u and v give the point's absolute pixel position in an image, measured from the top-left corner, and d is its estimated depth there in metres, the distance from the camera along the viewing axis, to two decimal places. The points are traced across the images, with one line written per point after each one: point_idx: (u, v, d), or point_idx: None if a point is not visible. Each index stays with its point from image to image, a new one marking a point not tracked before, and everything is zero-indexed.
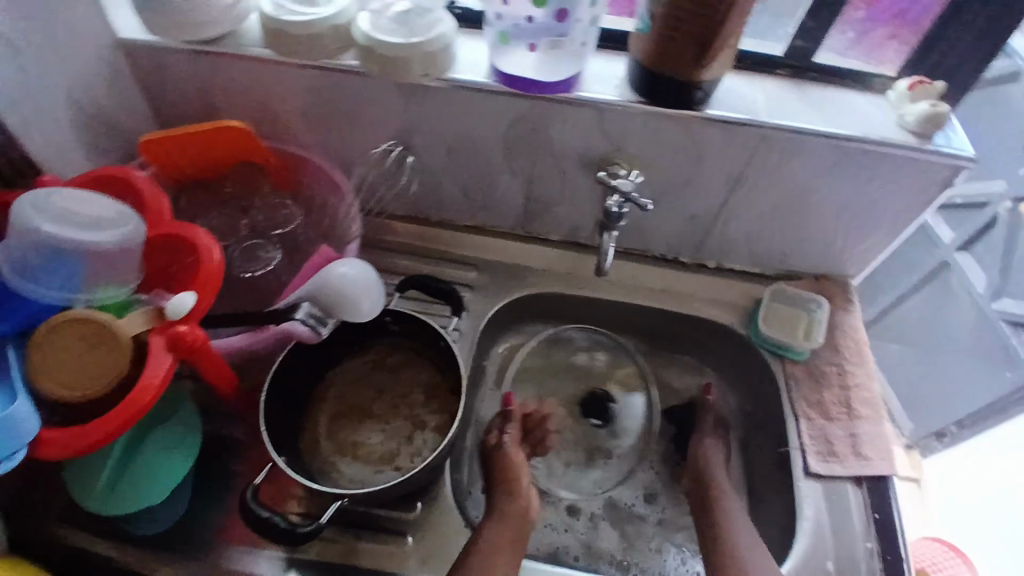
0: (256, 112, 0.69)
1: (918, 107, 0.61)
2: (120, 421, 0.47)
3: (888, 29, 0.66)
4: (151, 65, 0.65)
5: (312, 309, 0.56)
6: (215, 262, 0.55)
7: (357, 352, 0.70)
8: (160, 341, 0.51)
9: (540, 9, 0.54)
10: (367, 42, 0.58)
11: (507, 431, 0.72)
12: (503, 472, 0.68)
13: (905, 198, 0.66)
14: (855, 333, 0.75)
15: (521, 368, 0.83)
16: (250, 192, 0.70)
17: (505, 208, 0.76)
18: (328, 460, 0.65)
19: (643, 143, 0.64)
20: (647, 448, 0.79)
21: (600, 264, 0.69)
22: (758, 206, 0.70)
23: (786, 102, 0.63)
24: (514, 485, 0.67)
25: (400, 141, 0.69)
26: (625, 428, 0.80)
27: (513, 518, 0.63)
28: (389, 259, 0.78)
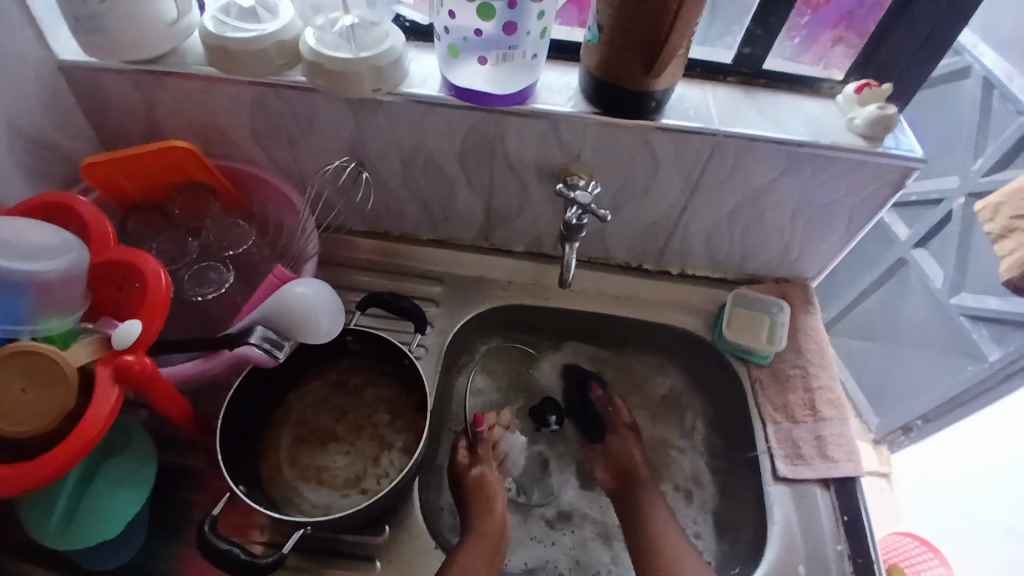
0: (206, 131, 0.67)
1: (866, 111, 0.62)
2: (64, 458, 0.45)
3: (835, 33, 0.67)
4: (95, 86, 0.63)
5: (267, 332, 0.54)
6: (162, 286, 0.53)
7: (317, 374, 0.69)
8: (107, 372, 0.49)
9: (487, 22, 0.55)
10: (314, 57, 0.57)
11: (479, 452, 0.70)
12: (476, 491, 0.67)
13: (857, 201, 0.67)
14: (817, 335, 0.76)
15: (490, 381, 0.81)
16: (199, 213, 0.68)
17: (466, 220, 0.76)
18: (291, 486, 0.63)
19: (599, 152, 0.64)
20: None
21: (563, 275, 0.68)
22: (716, 211, 0.70)
23: (737, 108, 0.64)
24: (490, 505, 0.65)
25: (354, 157, 0.68)
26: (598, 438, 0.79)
27: (491, 539, 0.62)
28: (351, 277, 0.77)
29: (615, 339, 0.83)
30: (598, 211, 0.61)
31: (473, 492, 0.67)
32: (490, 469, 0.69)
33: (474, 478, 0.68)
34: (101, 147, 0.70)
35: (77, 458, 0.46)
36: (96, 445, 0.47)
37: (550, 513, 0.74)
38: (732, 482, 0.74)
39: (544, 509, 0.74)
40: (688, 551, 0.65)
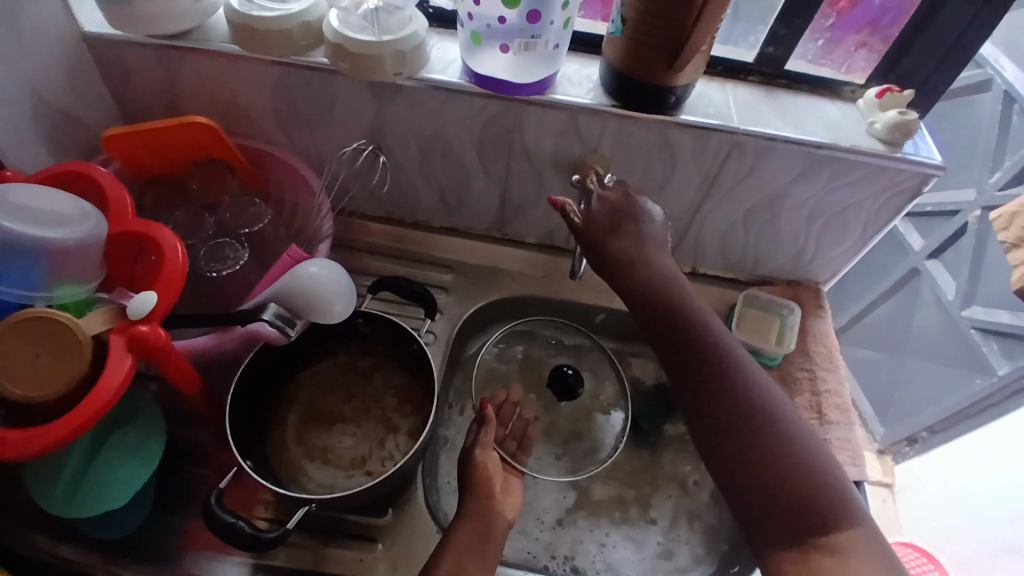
0: (226, 108, 0.68)
1: (887, 115, 0.62)
2: (75, 425, 0.46)
3: (858, 38, 0.66)
4: (118, 59, 0.64)
5: (280, 310, 0.55)
6: (179, 262, 0.54)
7: (327, 356, 0.69)
8: (120, 342, 0.50)
9: (512, 10, 0.55)
10: (336, 38, 0.57)
11: (483, 433, 0.65)
12: (477, 483, 0.61)
13: (874, 206, 0.67)
14: (826, 339, 0.76)
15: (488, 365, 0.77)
16: (215, 191, 0.69)
17: (480, 209, 0.76)
18: (296, 465, 0.63)
19: (617, 146, 0.64)
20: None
21: (573, 269, 0.72)
22: (732, 211, 0.70)
23: (757, 108, 0.64)
24: (489, 494, 0.60)
25: (372, 140, 0.68)
26: (599, 438, 0.74)
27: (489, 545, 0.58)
28: (362, 260, 0.78)
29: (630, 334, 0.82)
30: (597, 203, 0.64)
31: (474, 481, 0.61)
32: (491, 452, 0.64)
33: (475, 463, 0.62)
34: (121, 121, 0.71)
35: (86, 426, 0.46)
36: (105, 414, 0.47)
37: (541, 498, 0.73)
38: None
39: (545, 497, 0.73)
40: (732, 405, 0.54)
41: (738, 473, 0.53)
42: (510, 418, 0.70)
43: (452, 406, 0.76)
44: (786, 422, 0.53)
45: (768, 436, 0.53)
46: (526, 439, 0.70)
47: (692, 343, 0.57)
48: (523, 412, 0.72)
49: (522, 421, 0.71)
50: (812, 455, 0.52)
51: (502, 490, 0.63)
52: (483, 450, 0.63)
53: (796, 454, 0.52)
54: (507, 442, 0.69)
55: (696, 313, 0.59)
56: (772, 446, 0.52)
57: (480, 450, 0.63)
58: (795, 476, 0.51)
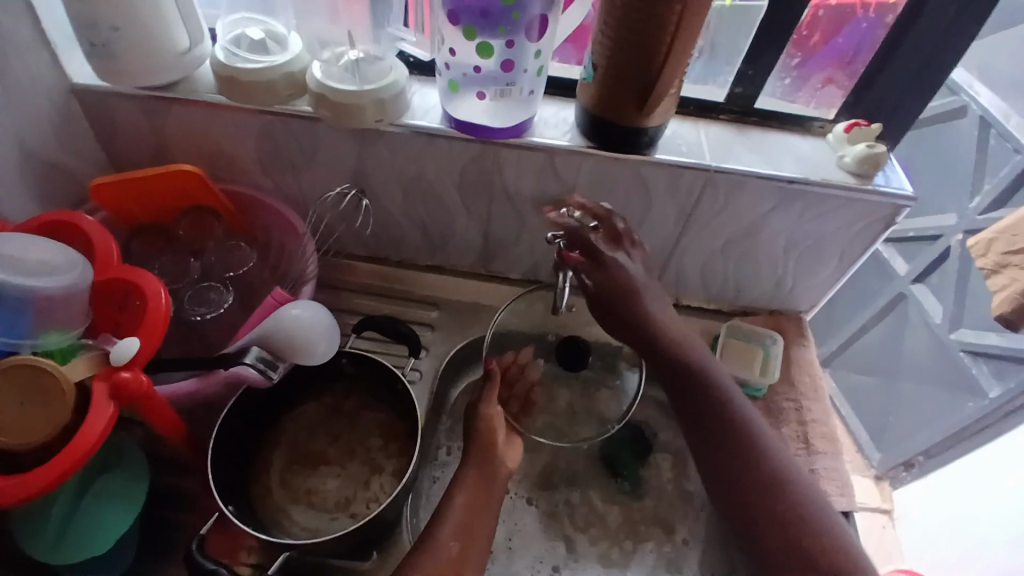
0: (213, 154, 0.69)
1: (856, 149, 0.64)
2: (59, 471, 0.46)
3: (825, 74, 0.68)
4: (108, 110, 0.66)
5: (262, 353, 0.56)
6: (161, 306, 0.55)
7: (312, 397, 0.69)
8: (103, 389, 0.50)
9: (486, 59, 0.57)
10: (319, 88, 0.59)
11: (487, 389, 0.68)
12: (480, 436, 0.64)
13: (848, 237, 0.68)
14: (810, 367, 0.77)
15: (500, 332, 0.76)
16: (201, 236, 0.69)
17: (463, 246, 0.77)
18: (280, 508, 0.63)
19: (595, 184, 0.65)
20: (595, 482, 0.77)
21: (556, 304, 0.70)
22: (709, 243, 0.72)
23: (729, 146, 0.66)
24: (492, 449, 0.63)
25: (355, 184, 0.70)
26: (605, 408, 0.73)
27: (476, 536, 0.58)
28: (349, 300, 0.79)
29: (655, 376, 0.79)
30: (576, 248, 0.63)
31: (479, 432, 0.64)
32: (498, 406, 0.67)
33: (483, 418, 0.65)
34: (109, 168, 0.72)
35: (72, 471, 0.47)
36: (87, 460, 0.48)
37: (518, 535, 0.73)
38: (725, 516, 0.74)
39: (520, 537, 0.73)
40: (752, 471, 0.60)
41: (758, 535, 0.58)
42: (514, 380, 0.73)
43: (440, 448, 0.75)
44: (801, 491, 0.59)
45: (785, 506, 0.58)
46: (529, 402, 0.72)
47: (717, 415, 0.63)
48: (529, 375, 0.73)
49: (525, 383, 0.73)
50: (822, 521, 0.58)
51: (506, 443, 0.66)
52: (489, 403, 0.66)
53: (808, 520, 0.58)
54: (510, 402, 0.71)
55: (717, 379, 0.64)
56: (788, 516, 0.58)
57: (486, 403, 0.66)
58: (812, 545, 0.56)
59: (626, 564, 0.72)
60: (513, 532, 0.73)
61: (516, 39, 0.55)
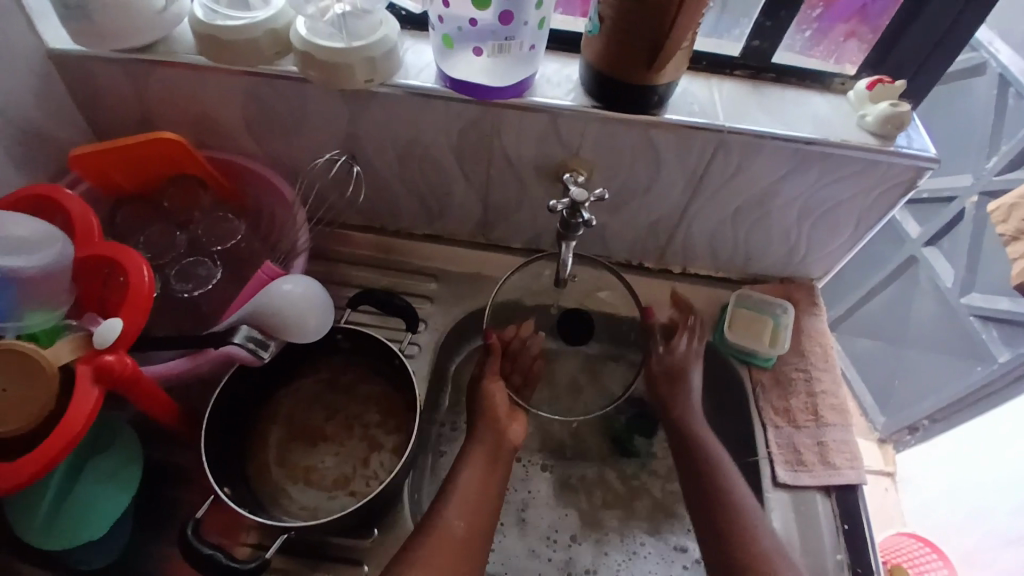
0: (197, 120, 0.66)
1: (878, 107, 0.60)
2: (47, 458, 0.45)
3: (847, 27, 0.64)
4: (85, 74, 0.62)
5: (252, 332, 0.53)
6: (145, 283, 0.52)
7: (308, 372, 0.67)
8: (87, 372, 0.48)
9: (483, 11, 0.52)
10: (305, 47, 0.55)
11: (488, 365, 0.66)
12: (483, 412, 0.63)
13: (866, 202, 0.65)
14: (821, 337, 0.74)
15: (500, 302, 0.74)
16: (189, 206, 0.67)
17: (462, 214, 0.74)
18: (278, 486, 0.62)
19: (600, 147, 0.62)
20: (600, 454, 0.76)
21: (560, 272, 0.68)
22: (721, 209, 0.68)
23: (743, 106, 0.62)
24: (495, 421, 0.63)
25: (345, 150, 0.66)
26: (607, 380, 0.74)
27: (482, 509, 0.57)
28: (345, 272, 0.76)
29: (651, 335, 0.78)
30: (584, 215, 0.57)
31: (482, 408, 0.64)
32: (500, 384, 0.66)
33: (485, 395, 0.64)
34: (90, 136, 0.68)
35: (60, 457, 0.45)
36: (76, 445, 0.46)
37: (530, 508, 0.72)
38: None
39: (523, 511, 0.72)
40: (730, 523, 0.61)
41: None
42: (516, 354, 0.71)
43: (443, 421, 0.75)
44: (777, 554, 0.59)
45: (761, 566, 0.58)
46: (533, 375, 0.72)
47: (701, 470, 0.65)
48: (531, 348, 0.72)
49: (529, 357, 0.72)
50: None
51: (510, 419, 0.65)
52: (492, 380, 0.65)
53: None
54: (513, 376, 0.70)
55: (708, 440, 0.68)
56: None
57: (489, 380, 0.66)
58: None
59: (636, 532, 0.71)
60: (528, 503, 0.73)
61: None
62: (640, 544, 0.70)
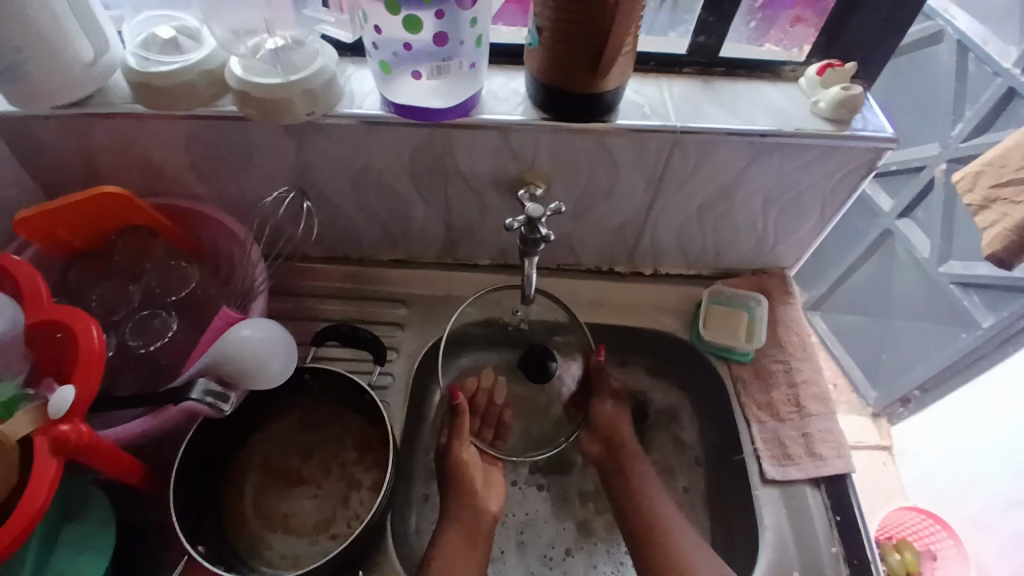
0: (142, 167, 0.64)
1: (829, 93, 0.59)
2: (11, 539, 0.43)
3: (793, 13, 0.63)
4: (22, 133, 0.60)
5: (210, 385, 0.52)
6: (96, 344, 0.50)
7: (279, 415, 0.66)
8: (41, 443, 0.46)
9: (415, 35, 0.51)
10: (241, 86, 0.54)
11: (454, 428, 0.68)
12: (454, 477, 0.66)
13: (826, 188, 0.65)
14: (798, 327, 0.73)
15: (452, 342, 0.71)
16: (141, 255, 0.65)
17: (425, 237, 0.72)
18: (257, 536, 0.61)
19: (554, 158, 0.61)
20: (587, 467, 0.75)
21: (525, 290, 0.66)
22: (684, 207, 0.67)
23: (695, 103, 0.61)
24: (466, 486, 0.65)
25: (295, 186, 0.65)
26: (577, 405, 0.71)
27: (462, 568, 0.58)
28: (313, 306, 0.74)
29: (624, 344, 0.79)
30: (542, 229, 0.57)
31: (451, 476, 0.66)
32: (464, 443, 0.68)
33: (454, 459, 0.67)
34: (36, 195, 0.66)
35: (25, 533, 0.44)
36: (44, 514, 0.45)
37: (523, 526, 0.71)
38: (720, 488, 0.72)
39: (516, 532, 0.71)
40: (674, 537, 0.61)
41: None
42: (481, 407, 0.70)
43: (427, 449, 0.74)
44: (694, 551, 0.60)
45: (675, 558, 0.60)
46: (503, 426, 0.70)
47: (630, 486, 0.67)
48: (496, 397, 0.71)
49: (495, 408, 0.70)
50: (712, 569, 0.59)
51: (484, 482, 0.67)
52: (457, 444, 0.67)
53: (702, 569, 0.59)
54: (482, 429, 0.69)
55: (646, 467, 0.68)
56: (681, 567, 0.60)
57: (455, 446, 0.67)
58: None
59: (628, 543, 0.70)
60: (523, 525, 0.71)
61: (446, 9, 0.49)
62: (625, 554, 0.69)
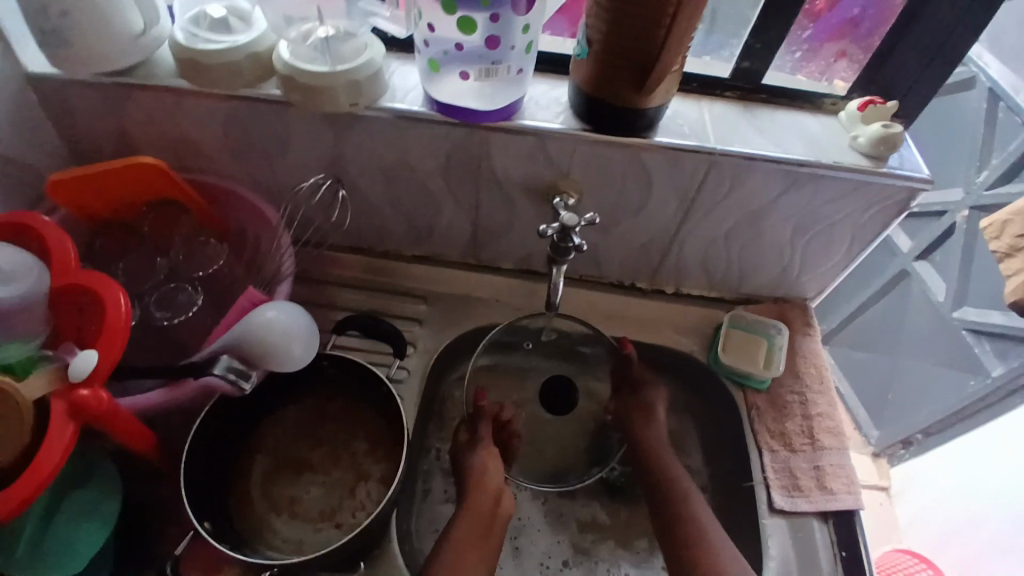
0: (178, 143, 0.64)
1: (870, 129, 0.60)
2: (24, 495, 0.43)
3: (837, 46, 0.64)
4: (63, 97, 0.60)
5: (232, 362, 0.53)
6: (122, 314, 0.50)
7: (292, 401, 0.66)
8: (60, 406, 0.46)
9: (469, 36, 0.51)
10: (288, 70, 0.54)
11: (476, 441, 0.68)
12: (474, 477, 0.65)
13: (857, 223, 0.65)
14: (815, 359, 0.73)
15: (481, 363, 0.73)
16: (169, 232, 0.66)
17: (450, 236, 0.73)
18: (262, 520, 0.61)
19: (589, 169, 0.61)
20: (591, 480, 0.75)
21: (549, 298, 0.66)
22: (713, 229, 0.67)
23: (734, 126, 0.61)
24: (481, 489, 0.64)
25: (331, 174, 0.65)
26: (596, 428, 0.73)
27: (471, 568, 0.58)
28: (332, 293, 0.75)
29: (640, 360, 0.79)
30: (574, 239, 0.57)
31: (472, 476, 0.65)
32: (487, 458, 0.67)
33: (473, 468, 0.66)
34: (70, 161, 0.67)
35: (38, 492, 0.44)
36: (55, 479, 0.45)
37: (520, 533, 0.71)
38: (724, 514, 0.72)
39: (511, 540, 0.70)
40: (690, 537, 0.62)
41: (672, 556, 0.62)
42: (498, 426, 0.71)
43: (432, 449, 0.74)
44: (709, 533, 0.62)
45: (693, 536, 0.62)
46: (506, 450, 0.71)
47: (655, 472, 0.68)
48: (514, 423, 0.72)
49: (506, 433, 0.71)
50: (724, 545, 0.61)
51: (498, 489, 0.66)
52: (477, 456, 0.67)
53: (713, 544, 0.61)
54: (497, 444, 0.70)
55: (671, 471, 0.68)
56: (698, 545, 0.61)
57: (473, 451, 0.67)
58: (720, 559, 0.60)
59: (628, 565, 0.70)
60: (519, 531, 0.71)
61: (503, 12, 0.50)
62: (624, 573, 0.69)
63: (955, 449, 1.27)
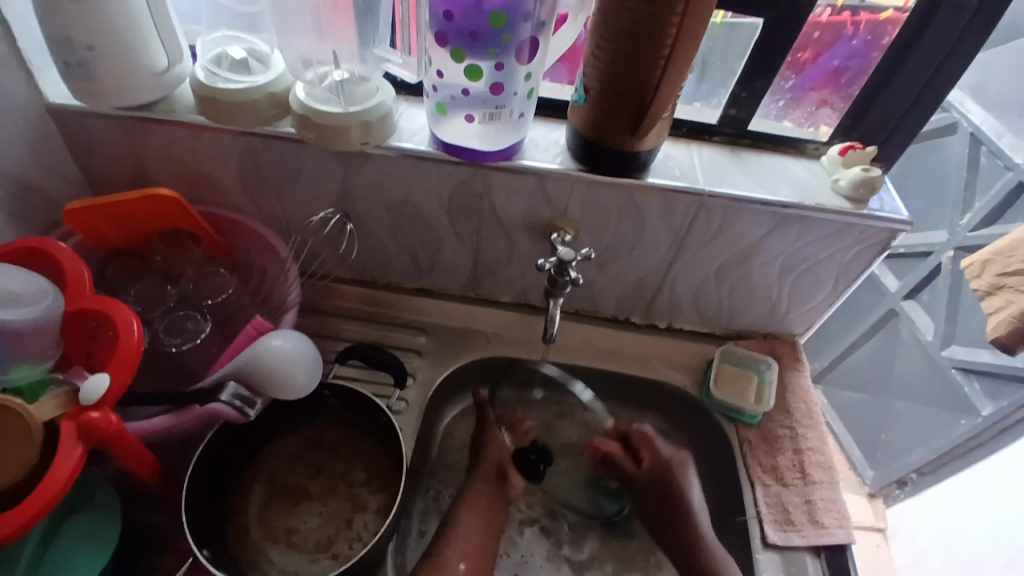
0: (191, 175, 0.67)
1: (850, 172, 0.63)
2: (30, 516, 0.44)
3: (819, 96, 0.68)
4: (83, 129, 0.63)
5: (238, 389, 0.54)
6: (135, 341, 0.52)
7: (292, 430, 0.67)
8: (69, 428, 0.47)
9: (477, 82, 0.55)
10: (303, 110, 0.58)
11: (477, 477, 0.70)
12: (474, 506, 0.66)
13: (841, 262, 0.68)
14: (805, 394, 0.75)
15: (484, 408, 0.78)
16: (179, 261, 0.68)
17: (451, 270, 0.75)
18: (258, 549, 0.61)
19: (586, 207, 0.64)
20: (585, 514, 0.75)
21: (547, 329, 0.68)
22: (704, 267, 0.70)
23: (723, 169, 0.65)
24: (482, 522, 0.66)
25: (340, 209, 0.68)
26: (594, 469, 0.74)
27: None
28: (333, 324, 0.77)
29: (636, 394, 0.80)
30: (570, 273, 0.60)
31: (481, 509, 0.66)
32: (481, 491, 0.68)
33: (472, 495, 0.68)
34: (85, 190, 0.69)
35: (42, 514, 0.45)
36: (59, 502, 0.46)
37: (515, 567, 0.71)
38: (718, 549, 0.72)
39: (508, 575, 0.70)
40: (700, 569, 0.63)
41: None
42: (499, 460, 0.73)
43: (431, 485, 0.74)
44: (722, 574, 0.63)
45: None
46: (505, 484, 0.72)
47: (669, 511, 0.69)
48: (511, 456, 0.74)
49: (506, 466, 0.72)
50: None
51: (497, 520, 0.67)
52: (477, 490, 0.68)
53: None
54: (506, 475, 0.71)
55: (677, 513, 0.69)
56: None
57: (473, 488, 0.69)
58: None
59: None
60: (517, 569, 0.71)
61: (507, 62, 0.53)
62: None
63: (949, 486, 1.27)
